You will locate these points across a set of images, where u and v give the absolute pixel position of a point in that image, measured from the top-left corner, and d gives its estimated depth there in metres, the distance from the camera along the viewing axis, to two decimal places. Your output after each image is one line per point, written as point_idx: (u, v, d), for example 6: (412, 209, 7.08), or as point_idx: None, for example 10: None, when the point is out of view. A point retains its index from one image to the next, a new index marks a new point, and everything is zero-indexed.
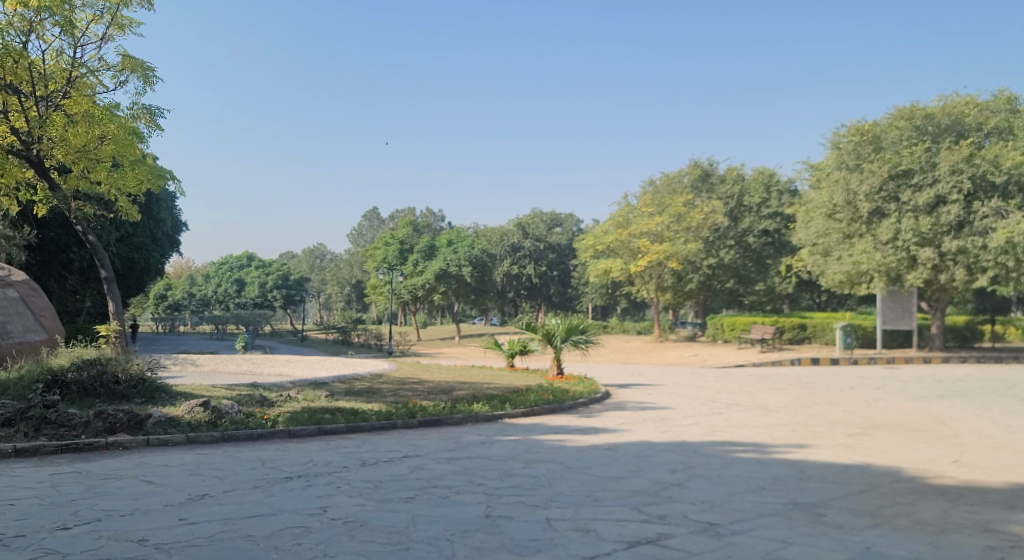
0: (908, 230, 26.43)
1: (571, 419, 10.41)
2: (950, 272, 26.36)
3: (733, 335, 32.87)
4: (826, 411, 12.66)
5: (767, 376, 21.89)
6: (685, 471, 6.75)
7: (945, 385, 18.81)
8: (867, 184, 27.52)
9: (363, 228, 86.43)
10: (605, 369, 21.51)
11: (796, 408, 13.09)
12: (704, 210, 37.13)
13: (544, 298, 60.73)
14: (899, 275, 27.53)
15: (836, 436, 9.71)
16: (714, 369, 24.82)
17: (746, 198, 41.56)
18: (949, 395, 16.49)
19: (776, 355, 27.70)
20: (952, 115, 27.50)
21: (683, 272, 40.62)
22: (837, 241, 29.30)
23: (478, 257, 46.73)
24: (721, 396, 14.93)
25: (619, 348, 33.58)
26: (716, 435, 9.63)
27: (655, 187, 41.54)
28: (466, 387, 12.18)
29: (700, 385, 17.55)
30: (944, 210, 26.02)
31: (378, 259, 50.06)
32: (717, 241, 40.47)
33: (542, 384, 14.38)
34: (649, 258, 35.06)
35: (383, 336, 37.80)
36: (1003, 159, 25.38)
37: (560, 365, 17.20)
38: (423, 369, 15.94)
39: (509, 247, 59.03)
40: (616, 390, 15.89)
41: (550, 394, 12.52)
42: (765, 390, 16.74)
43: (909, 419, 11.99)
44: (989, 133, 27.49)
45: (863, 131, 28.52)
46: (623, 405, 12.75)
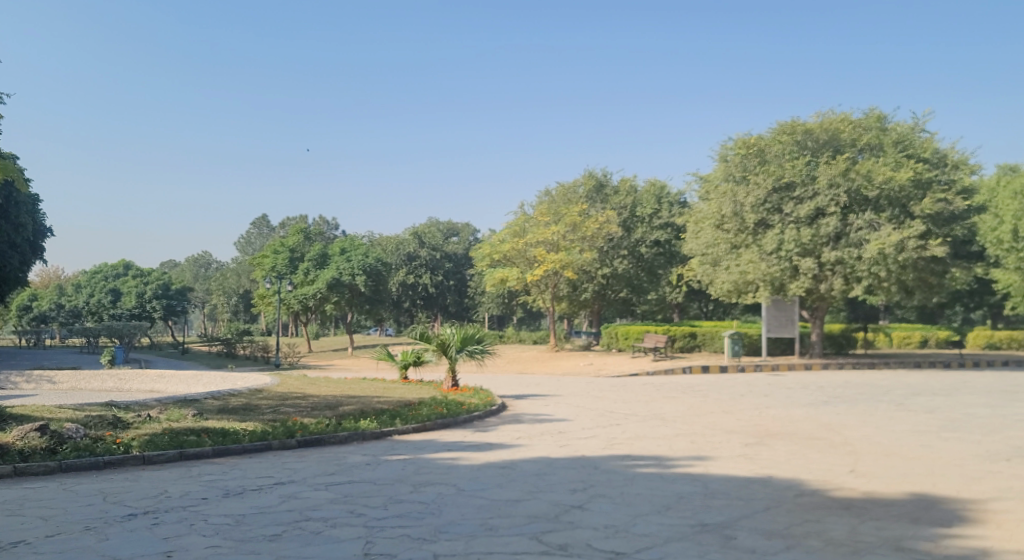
0: (790, 241, 27.15)
1: (465, 435, 9.85)
2: (829, 281, 27.23)
3: (627, 344, 33.01)
4: (721, 420, 12.53)
5: (660, 384, 21.91)
6: (585, 491, 6.31)
7: (830, 391, 19.23)
8: (753, 196, 28.07)
9: (251, 237, 83.57)
10: (500, 380, 21.06)
11: (693, 417, 12.94)
12: (599, 220, 37.35)
13: (440, 308, 60.06)
14: (783, 285, 28.25)
15: (734, 446, 9.49)
16: (609, 378, 24.73)
17: (639, 209, 42.12)
18: (835, 401, 16.77)
19: (668, 363, 27.93)
20: (829, 130, 28.17)
21: (579, 281, 40.78)
22: (724, 251, 29.79)
23: (372, 266, 45.70)
24: (618, 406, 14.68)
25: (515, 358, 33.25)
26: (614, 447, 9.27)
27: (551, 197, 41.65)
28: (354, 402, 11.47)
29: (595, 395, 17.29)
30: (823, 222, 26.90)
31: (267, 268, 48.24)
32: (611, 250, 40.73)
33: (435, 397, 13.76)
34: (545, 267, 34.91)
35: (271, 348, 36.26)
36: (875, 174, 26.41)
37: (455, 376, 16.65)
38: (309, 383, 15.06)
39: (405, 256, 58.15)
40: (512, 402, 15.44)
41: (443, 407, 11.94)
42: (660, 399, 16.61)
43: (802, 426, 11.98)
44: (862, 149, 28.10)
45: (749, 144, 29.02)
46: (519, 418, 12.28)
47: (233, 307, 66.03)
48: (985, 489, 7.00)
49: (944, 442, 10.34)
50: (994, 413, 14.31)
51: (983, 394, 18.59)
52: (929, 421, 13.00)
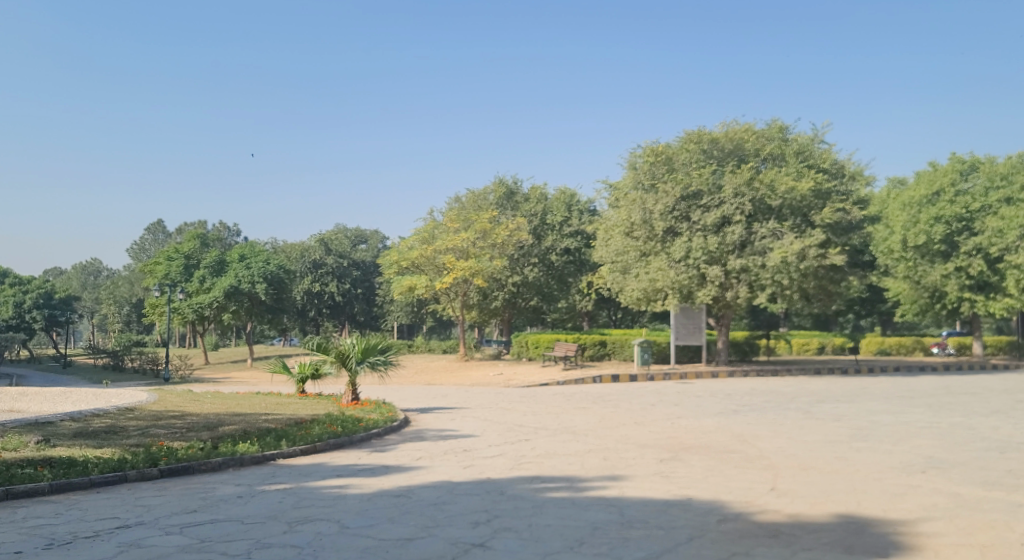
0: (698, 249, 27.15)
1: (360, 458, 9.00)
2: (735, 289, 27.35)
3: (537, 352, 32.53)
4: (633, 433, 12.00)
5: (569, 394, 21.43)
6: (488, 525, 5.60)
7: (738, 400, 19.06)
8: (661, 203, 27.95)
9: (146, 243, 79.99)
10: (404, 392, 20.18)
11: (604, 430, 12.37)
12: (509, 227, 36.87)
13: (347, 317, 58.55)
14: (691, 293, 28.25)
15: (649, 463, 8.93)
16: (518, 389, 24.13)
17: (549, 217, 41.86)
18: (744, 409, 16.52)
19: (578, 372, 27.56)
20: (734, 140, 28.22)
21: (489, 290, 40.20)
22: (634, 258, 29.59)
23: (274, 273, 43.92)
24: (526, 419, 14.02)
25: (422, 368, 32.36)
26: (522, 467, 8.57)
27: (460, 204, 40.99)
28: (239, 422, 10.47)
29: (503, 407, 16.60)
30: (730, 230, 26.99)
31: (160, 276, 45.96)
32: (520, 258, 40.30)
33: (332, 413, 12.82)
34: (454, 274, 34.11)
35: (162, 360, 34.32)
36: (778, 184, 26.68)
37: (356, 389, 15.71)
38: (194, 400, 13.89)
39: (310, 264, 56.53)
40: (416, 416, 14.61)
41: (338, 424, 11.04)
42: (569, 411, 16.04)
43: (715, 438, 11.54)
44: (766, 159, 28.29)
45: (658, 153, 28.87)
46: (422, 435, 11.48)
47: (126, 317, 62.93)
48: (912, 506, 6.58)
49: (858, 452, 10.02)
50: (899, 420, 14.24)
51: (885, 400, 18.73)
52: (840, 429, 12.77)
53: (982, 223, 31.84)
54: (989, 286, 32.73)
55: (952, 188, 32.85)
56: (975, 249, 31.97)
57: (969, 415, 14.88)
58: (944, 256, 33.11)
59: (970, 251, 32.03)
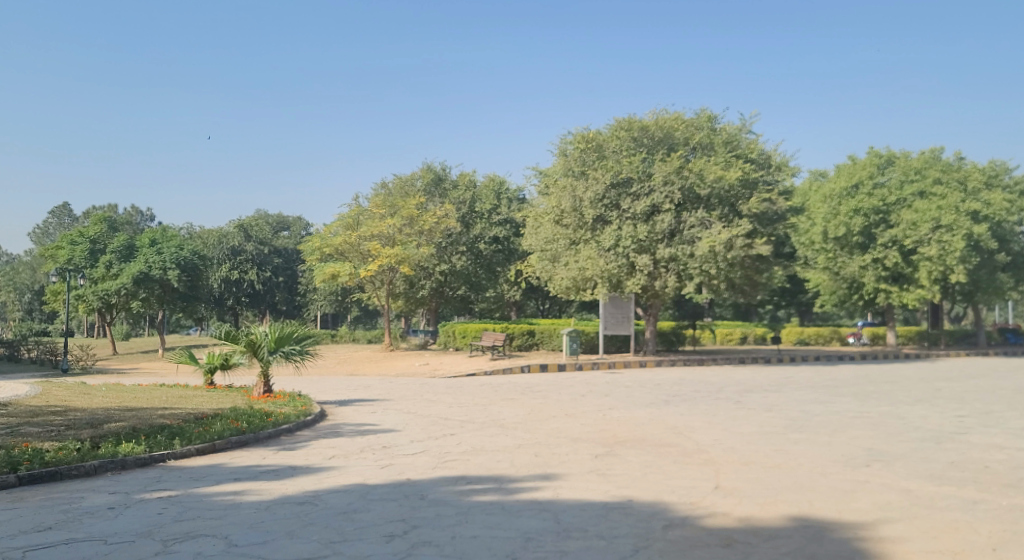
0: (627, 238, 26.76)
1: (266, 459, 8.11)
2: (663, 278, 27.08)
3: (464, 342, 31.80)
4: (565, 426, 11.35)
5: (497, 385, 20.75)
6: (403, 540, 4.86)
7: (668, 389, 18.62)
8: (591, 191, 27.45)
9: (53, 228, 76.26)
10: (324, 384, 19.19)
11: (534, 423, 11.69)
12: (435, 214, 35.92)
13: (267, 306, 56.69)
14: (620, 282, 27.89)
15: (583, 459, 8.27)
16: (444, 379, 23.34)
17: (477, 205, 41.02)
18: (676, 399, 16.04)
19: (505, 362, 26.96)
20: (664, 128, 27.77)
21: (415, 278, 39.08)
22: (563, 246, 29.08)
23: (187, 260, 42.78)
24: (452, 411, 13.26)
25: (344, 358, 31.28)
26: (445, 465, 7.82)
27: (386, 189, 39.77)
28: (132, 420, 9.48)
29: (428, 398, 15.80)
30: (659, 218, 26.66)
31: (65, 262, 43.66)
32: (448, 246, 39.33)
33: (240, 406, 11.83)
34: (379, 262, 33.00)
35: (64, 351, 32.43)
36: (707, 172, 26.40)
37: (269, 381, 14.69)
38: (89, 395, 12.74)
39: (228, 251, 54.34)
40: (334, 409, 13.71)
41: (245, 420, 10.14)
42: (497, 402, 15.32)
43: (650, 429, 10.96)
44: (696, 147, 27.92)
45: (588, 139, 28.29)
46: (339, 430, 10.62)
47: (31, 305, 59.91)
48: (867, 506, 6.06)
49: (799, 442, 9.55)
50: (832, 406, 13.92)
51: (813, 388, 18.54)
52: (776, 419, 12.37)
53: (899, 215, 32.17)
54: (904, 278, 33.23)
55: (870, 181, 33.04)
56: (891, 241, 32.35)
57: (898, 400, 14.67)
58: (864, 247, 33.46)
59: (886, 243, 32.39)
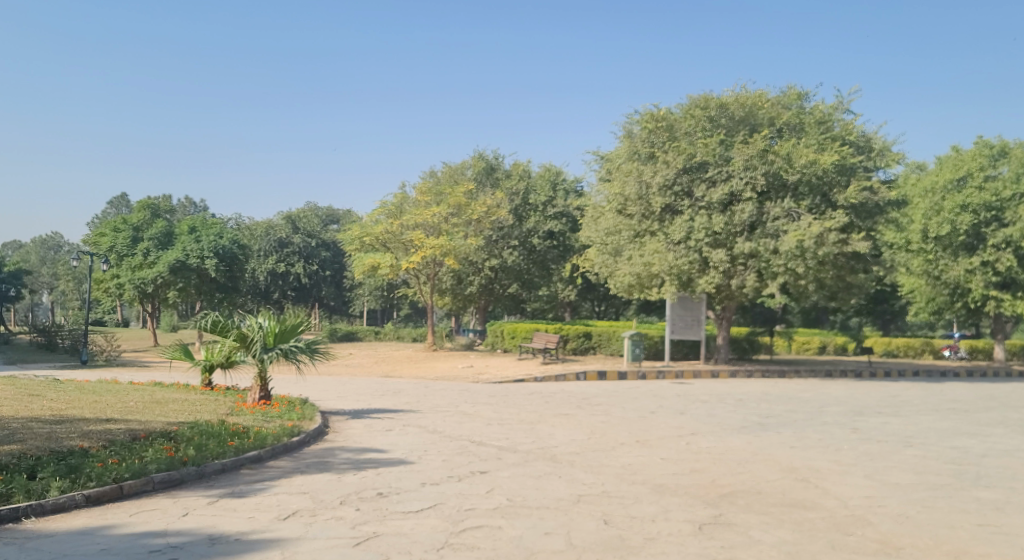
0: (700, 230, 23.54)
1: (187, 516, 5.29)
2: (741, 277, 23.76)
3: (514, 343, 28.80)
4: (640, 462, 8.34)
5: (546, 395, 17.75)
6: None
7: (754, 408, 15.41)
8: (660, 176, 24.23)
9: (108, 217, 75.99)
10: (345, 390, 16.43)
11: (596, 455, 8.67)
12: (487, 203, 33.11)
13: (313, 301, 54.60)
14: (690, 280, 24.58)
15: (680, 536, 5.28)
16: (488, 385, 20.44)
17: (532, 197, 38.09)
18: (770, 422, 12.86)
19: (558, 367, 23.92)
20: (746, 107, 24.43)
21: (463, 273, 36.65)
22: (626, 239, 25.82)
23: (225, 249, 41.12)
24: (489, 433, 10.33)
25: (384, 357, 28.70)
26: (459, 543, 4.89)
27: (436, 178, 37.21)
28: (34, 442, 6.80)
29: (462, 412, 12.87)
30: (739, 208, 23.34)
31: (105, 249, 41.98)
32: (499, 240, 36.46)
33: (212, 419, 9.09)
34: (423, 253, 30.27)
35: (91, 341, 30.51)
36: (797, 156, 23.06)
37: (266, 384, 11.91)
38: (34, 399, 10.12)
39: (275, 243, 52.27)
40: (341, 423, 10.90)
41: (199, 440, 7.40)
42: (547, 419, 12.33)
43: (762, 473, 7.88)
44: (781, 130, 24.50)
45: (658, 119, 25.03)
46: (327, 459, 7.77)
47: (82, 295, 59.17)
48: None
49: (1001, 510, 6.40)
50: (989, 441, 10.62)
51: (935, 411, 15.16)
52: (927, 458, 9.11)
53: (1013, 212, 28.27)
54: (1014, 284, 29.34)
55: (980, 173, 29.20)
56: (1003, 242, 28.48)
57: None
58: (969, 249, 29.62)
59: (998, 244, 28.56)
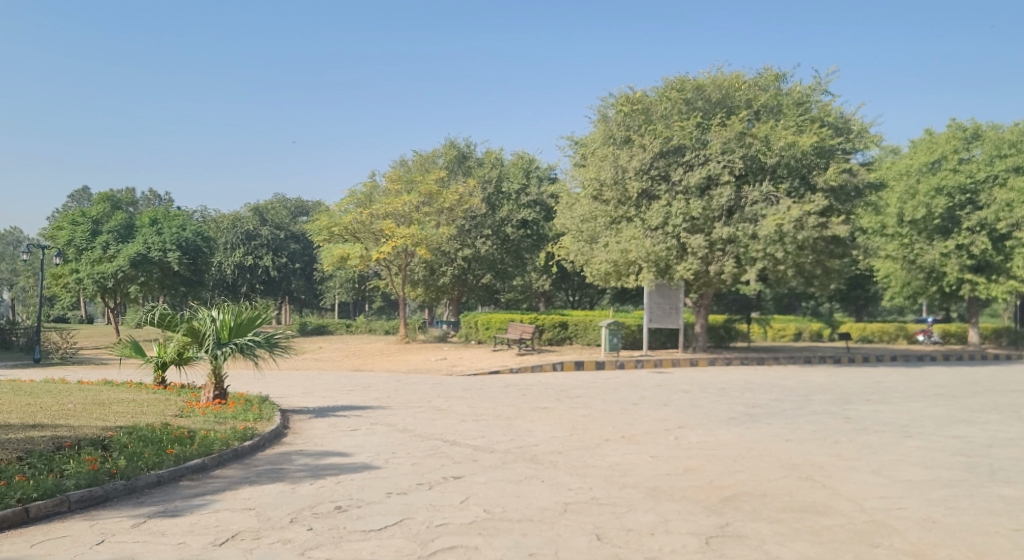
0: (678, 215, 22.90)
1: (102, 546, 4.50)
2: (720, 263, 23.18)
3: (488, 334, 28.04)
4: (628, 461, 7.62)
5: (523, 387, 17.01)
6: None
7: (739, 398, 14.78)
8: (636, 160, 23.53)
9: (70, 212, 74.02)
10: (311, 386, 15.58)
11: (579, 454, 7.94)
12: (458, 191, 32.24)
13: (283, 295, 53.38)
14: (668, 267, 23.94)
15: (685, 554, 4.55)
16: (462, 378, 19.68)
17: (504, 184, 37.23)
18: (759, 413, 12.21)
19: (534, 358, 23.20)
20: (722, 88, 23.78)
21: (435, 264, 35.70)
22: (601, 226, 25.13)
23: (188, 241, 39.98)
24: (463, 431, 9.57)
25: (354, 351, 27.80)
26: None
27: (406, 166, 36.29)
28: None
29: (434, 408, 12.08)
30: (717, 192, 22.73)
31: (63, 243, 40.44)
32: (471, 229, 35.65)
33: (157, 422, 8.26)
34: (393, 243, 29.37)
35: (47, 339, 29.29)
36: (775, 138, 22.42)
37: (221, 382, 11.05)
38: None
39: (242, 235, 50.94)
40: (303, 423, 10.08)
41: (135, 447, 6.61)
42: (525, 414, 11.58)
43: (762, 472, 7.19)
44: (758, 112, 23.85)
45: (633, 102, 24.30)
46: (282, 466, 6.98)
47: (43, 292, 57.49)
48: None
49: None
50: (992, 429, 10.03)
51: (925, 398, 14.64)
52: (934, 449, 8.48)
53: (989, 194, 27.92)
54: (990, 267, 29.05)
55: (955, 155, 28.83)
56: (979, 225, 28.12)
57: None
58: (945, 233, 29.25)
59: (974, 228, 28.22)
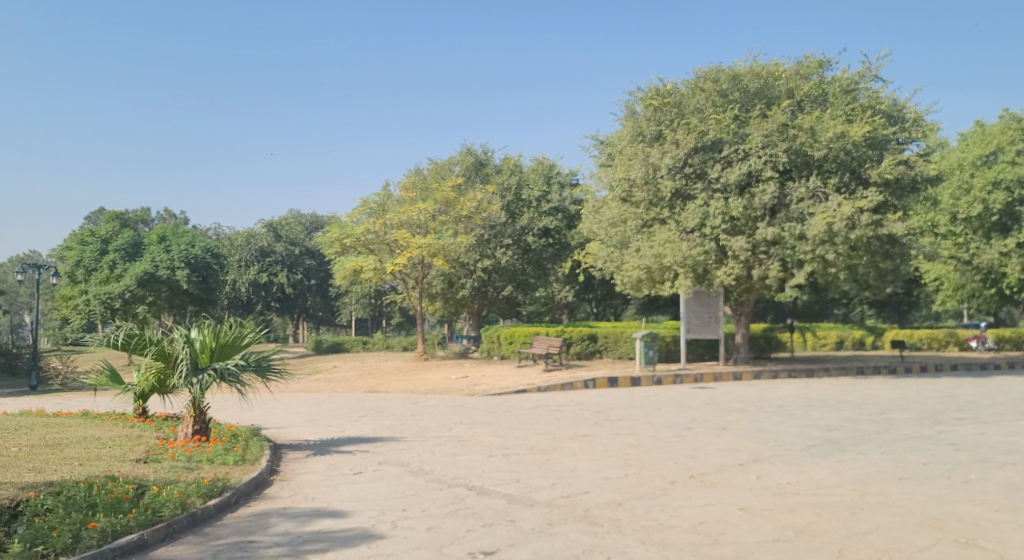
0: (717, 215, 20.99)
1: None
2: (764, 267, 21.24)
3: (512, 349, 26.19)
4: (712, 519, 5.76)
5: (554, 408, 15.15)
6: None
7: (807, 418, 12.80)
8: (669, 156, 21.63)
9: None
10: (316, 413, 13.80)
11: (645, 509, 6.08)
12: (476, 199, 30.52)
13: (299, 311, 52.09)
14: (707, 272, 22.01)
15: None
16: (485, 398, 17.87)
17: (525, 191, 35.35)
18: (841, 438, 10.26)
19: (563, 374, 21.34)
20: (761, 77, 21.90)
21: (453, 275, 34.18)
22: (632, 230, 23.29)
23: (197, 258, 38.63)
24: (492, 471, 7.76)
25: (369, 369, 26.10)
26: None
27: (422, 175, 34.75)
28: None
29: (455, 439, 10.25)
30: (759, 189, 20.81)
31: (71, 263, 39.10)
32: (491, 239, 33.88)
33: (103, 473, 6.52)
34: (410, 254, 27.60)
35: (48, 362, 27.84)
36: (821, 129, 20.49)
37: (203, 416, 9.31)
38: None
39: (256, 252, 49.39)
40: (295, 465, 8.30)
41: (47, 520, 4.92)
42: (564, 445, 9.72)
43: (900, 533, 5.30)
44: (801, 102, 21.94)
45: (664, 95, 22.42)
46: (252, 538, 5.21)
47: None
48: None
49: None
50: None
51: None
52: None
53: None
54: None
55: (1012, 146, 26.87)
56: None
57: None
58: (1003, 230, 27.11)
59: None
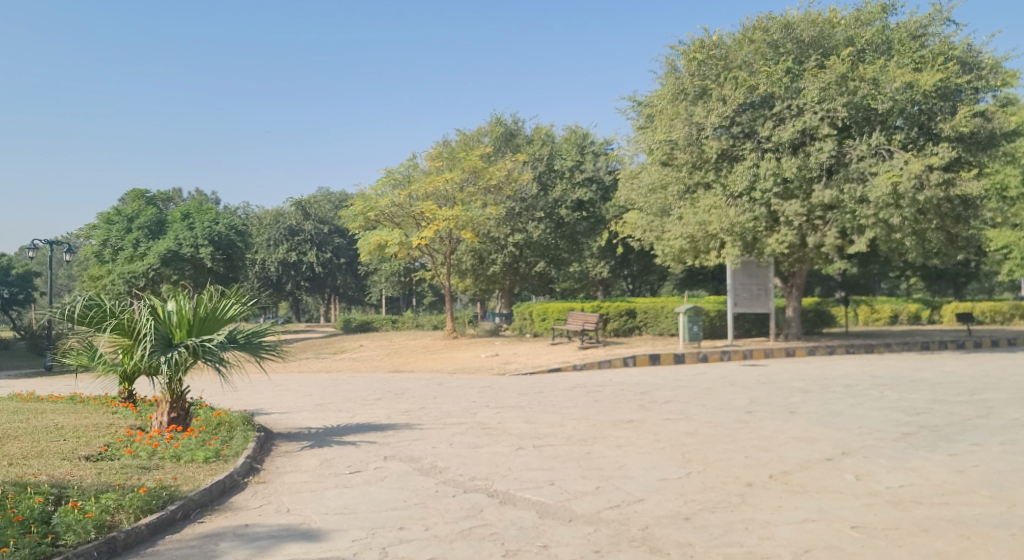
0: (768, 176, 19.20)
1: None
2: (820, 233, 19.46)
3: (545, 326, 24.65)
4: (819, 545, 4.22)
5: (592, 389, 13.58)
6: None
7: (886, 400, 11.13)
8: (716, 113, 19.85)
9: None
10: (328, 396, 12.38)
11: (724, 528, 4.54)
12: (507, 168, 28.82)
13: (329, 290, 50.90)
14: (756, 240, 20.26)
15: None
16: (516, 378, 16.37)
17: (557, 162, 33.54)
18: (939, 424, 8.61)
19: (600, 351, 19.79)
20: (816, 26, 19.96)
21: (484, 251, 32.85)
22: (674, 196, 21.60)
23: (222, 236, 37.64)
24: (520, 470, 6.25)
25: (396, 348, 24.75)
26: None
27: (450, 146, 33.22)
28: None
29: (481, 427, 8.75)
30: (815, 147, 18.98)
31: (97, 243, 38.11)
32: (523, 212, 32.22)
33: (22, 479, 5.11)
34: (436, 227, 26.09)
35: None
36: (886, 79, 18.58)
37: (181, 401, 7.95)
38: None
39: (285, 230, 48.33)
40: (284, 461, 6.88)
41: None
42: (608, 434, 8.19)
43: None
44: (862, 52, 20.03)
45: (709, 47, 20.57)
46: None
47: None
48: None
49: None
50: None
51: None
52: None
53: None
54: None
55: None
56: None
57: None
58: None
59: None
